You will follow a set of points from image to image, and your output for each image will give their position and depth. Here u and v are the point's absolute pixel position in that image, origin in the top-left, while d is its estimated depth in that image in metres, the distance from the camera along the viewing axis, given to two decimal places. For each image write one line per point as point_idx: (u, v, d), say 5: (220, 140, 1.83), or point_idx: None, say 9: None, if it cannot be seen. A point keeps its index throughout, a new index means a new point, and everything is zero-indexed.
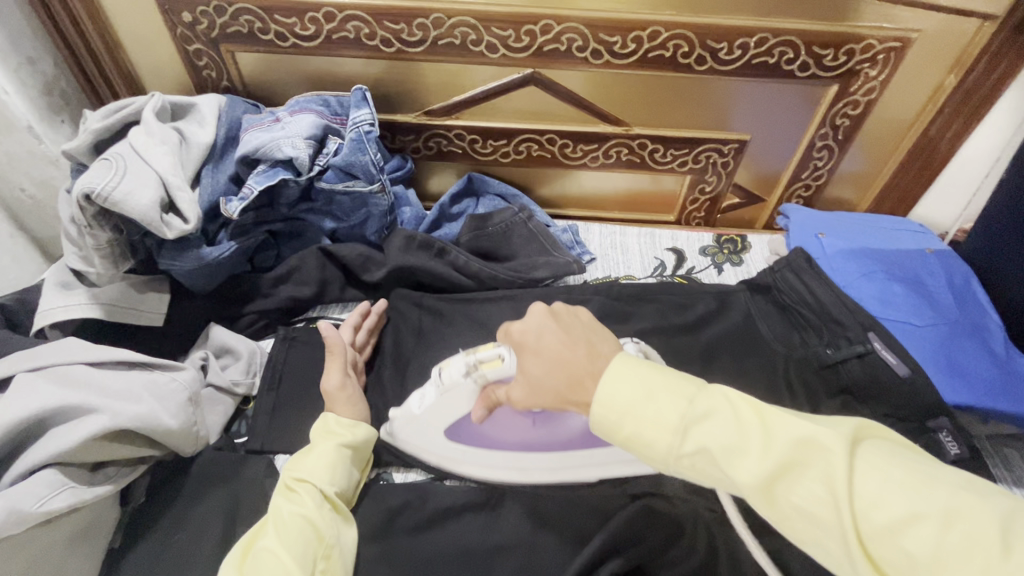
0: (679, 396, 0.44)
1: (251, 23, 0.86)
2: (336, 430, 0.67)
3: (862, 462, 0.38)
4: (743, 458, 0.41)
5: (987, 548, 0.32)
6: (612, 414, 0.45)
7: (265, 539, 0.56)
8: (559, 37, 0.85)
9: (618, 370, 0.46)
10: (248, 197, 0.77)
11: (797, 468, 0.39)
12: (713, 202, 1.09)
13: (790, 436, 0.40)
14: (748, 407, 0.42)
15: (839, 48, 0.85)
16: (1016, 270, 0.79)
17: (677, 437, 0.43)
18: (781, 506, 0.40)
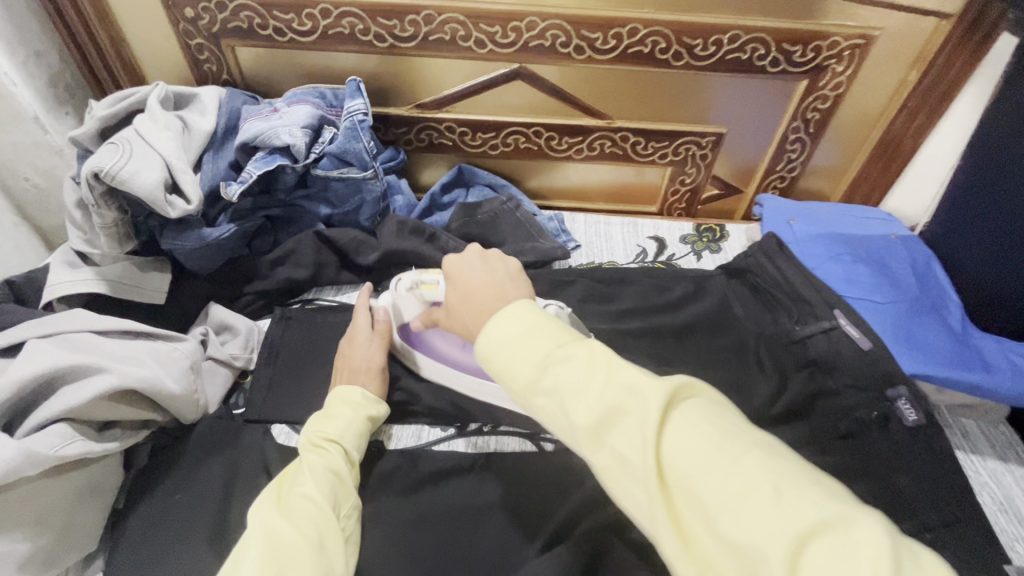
0: (551, 339, 0.45)
1: (251, 18, 0.90)
2: (361, 402, 0.70)
3: (682, 418, 0.40)
4: (583, 400, 0.42)
5: (761, 498, 0.36)
6: (491, 351, 0.46)
7: (302, 489, 0.58)
8: (544, 33, 0.90)
9: (512, 312, 0.47)
10: (248, 180, 0.81)
11: (624, 416, 0.41)
12: (693, 194, 1.14)
13: (625, 384, 0.41)
14: (605, 358, 0.43)
15: (807, 45, 0.90)
16: (973, 252, 0.84)
17: (539, 373, 0.44)
18: (603, 451, 0.41)
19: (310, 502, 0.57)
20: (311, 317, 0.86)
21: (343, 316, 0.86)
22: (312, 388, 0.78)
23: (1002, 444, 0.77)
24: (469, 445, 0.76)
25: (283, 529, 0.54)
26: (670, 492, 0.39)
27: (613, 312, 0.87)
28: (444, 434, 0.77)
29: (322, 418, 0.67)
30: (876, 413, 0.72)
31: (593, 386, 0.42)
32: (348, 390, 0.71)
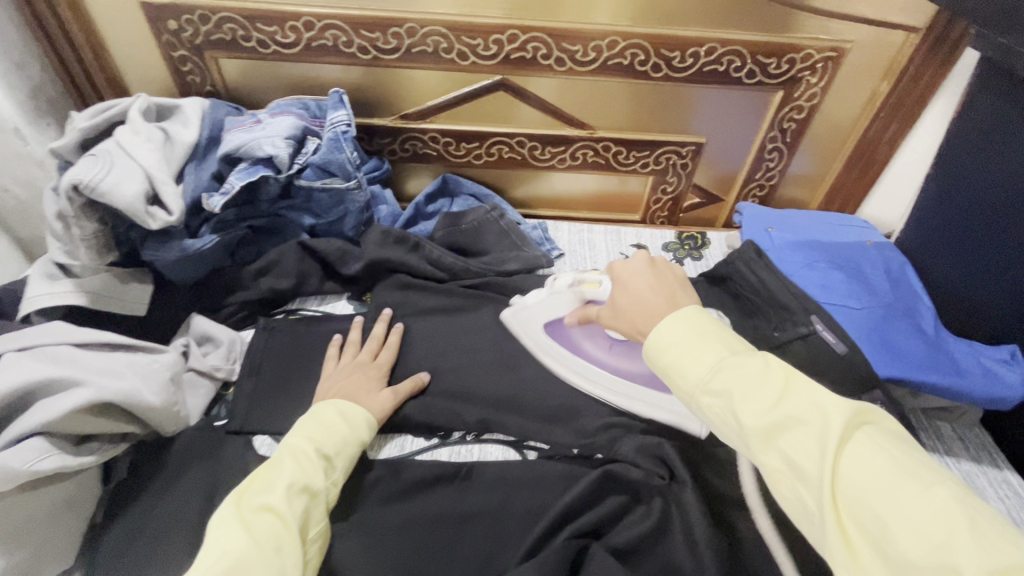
0: (724, 345, 0.49)
1: (234, 31, 0.91)
2: (353, 423, 0.69)
3: (862, 442, 0.40)
4: (753, 404, 0.44)
5: (951, 528, 0.35)
6: (661, 347, 0.50)
7: (267, 498, 0.54)
8: (525, 45, 0.92)
9: (679, 316, 0.51)
10: (230, 192, 0.81)
11: (797, 426, 0.42)
12: (675, 202, 1.16)
13: (801, 398, 0.43)
14: (784, 370, 0.45)
15: (781, 57, 0.93)
16: (944, 258, 0.86)
17: (707, 373, 0.47)
18: (771, 456, 0.42)
19: (275, 510, 0.53)
20: (294, 328, 0.86)
21: (327, 326, 0.86)
22: (295, 398, 0.78)
23: (976, 446, 0.78)
24: (453, 453, 0.77)
25: (237, 534, 0.49)
26: (842, 510, 0.39)
27: None
28: (427, 443, 0.77)
29: (318, 427, 0.65)
30: None
31: (769, 392, 0.44)
32: (352, 407, 0.71)
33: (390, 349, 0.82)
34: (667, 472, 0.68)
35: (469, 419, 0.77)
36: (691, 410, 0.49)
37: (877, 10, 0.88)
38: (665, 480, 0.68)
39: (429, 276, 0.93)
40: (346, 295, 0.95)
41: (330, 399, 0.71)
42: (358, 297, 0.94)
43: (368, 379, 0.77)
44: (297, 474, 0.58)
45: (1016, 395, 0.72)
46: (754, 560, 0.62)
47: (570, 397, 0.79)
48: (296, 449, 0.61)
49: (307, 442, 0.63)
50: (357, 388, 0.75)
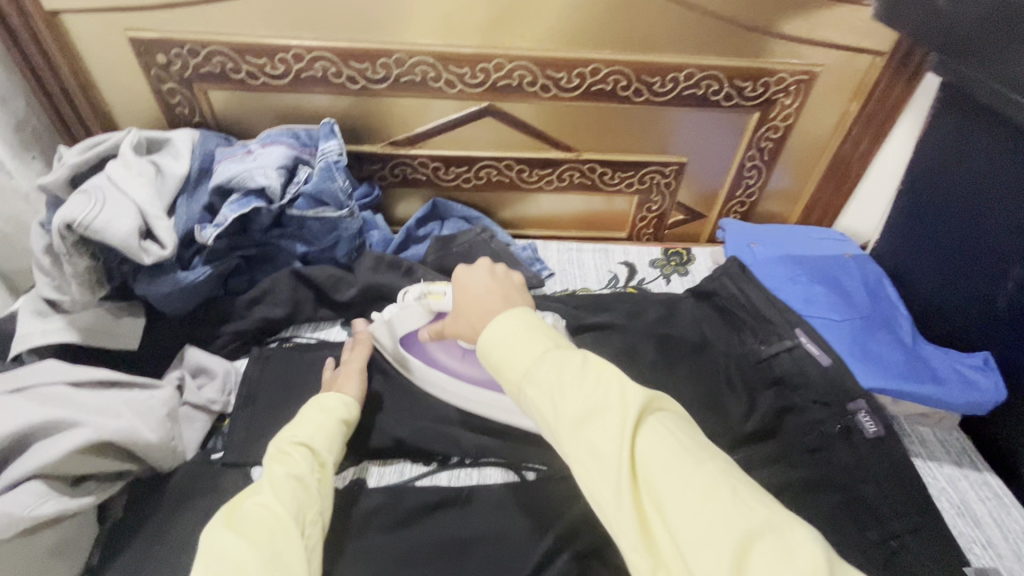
0: (548, 340, 0.52)
1: (224, 63, 0.92)
2: (334, 407, 0.72)
3: (651, 427, 0.46)
4: (567, 395, 0.48)
5: (720, 500, 0.42)
6: (493, 346, 0.53)
7: (256, 498, 0.59)
8: (511, 73, 0.95)
9: (509, 315, 0.54)
10: (222, 224, 0.82)
11: (602, 417, 0.47)
12: (660, 219, 1.19)
13: (608, 388, 0.48)
14: (593, 364, 0.50)
15: (756, 81, 0.97)
16: (916, 268, 0.90)
17: (531, 367, 0.51)
18: (579, 446, 0.47)
19: (266, 506, 0.58)
20: (289, 357, 0.86)
21: (322, 353, 0.87)
22: None
23: (956, 450, 0.81)
24: (452, 478, 0.77)
25: (231, 536, 0.54)
26: (637, 489, 0.45)
27: (588, 338, 0.90)
28: (426, 469, 0.78)
29: (294, 426, 0.69)
30: (838, 426, 0.76)
31: (579, 385, 0.48)
32: (328, 398, 0.73)
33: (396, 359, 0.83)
34: None
35: (469, 443, 0.77)
36: (516, 400, 0.52)
37: (844, 36, 0.92)
38: None
39: None
40: (341, 321, 0.95)
41: (314, 394, 0.74)
42: (352, 323, 0.94)
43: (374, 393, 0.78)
44: (283, 471, 0.62)
45: (988, 399, 0.74)
46: None
47: None
48: (274, 451, 0.65)
49: (283, 442, 0.66)
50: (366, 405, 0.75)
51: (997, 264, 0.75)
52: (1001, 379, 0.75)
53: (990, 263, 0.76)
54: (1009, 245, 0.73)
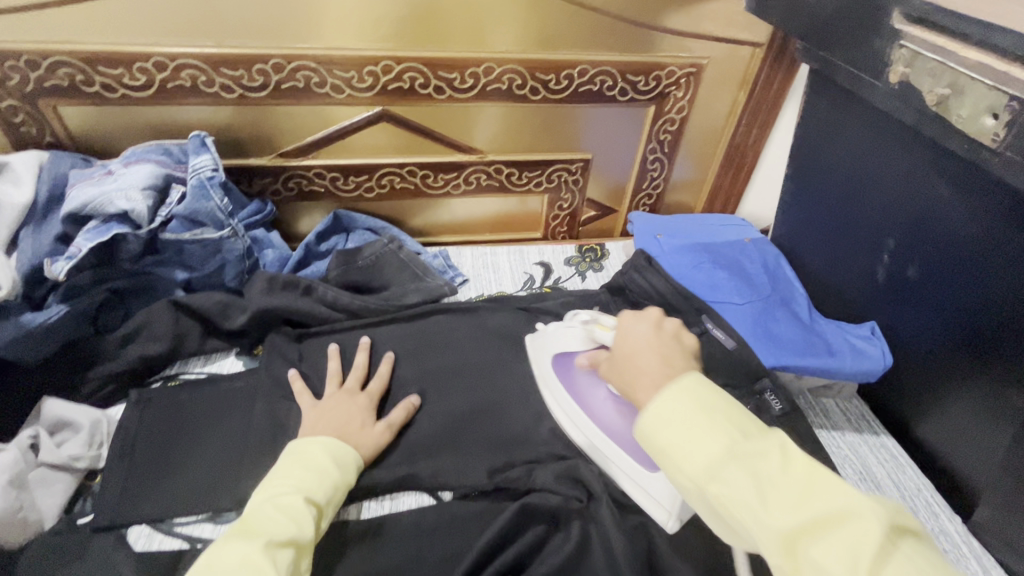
0: (731, 426, 0.46)
1: (72, 76, 0.82)
2: (340, 463, 0.66)
3: (898, 564, 0.38)
4: (771, 506, 0.41)
5: None
6: (666, 428, 0.47)
7: (246, 550, 0.52)
8: (401, 76, 0.91)
9: (677, 392, 0.49)
10: (77, 255, 0.73)
11: (835, 534, 0.39)
12: (572, 216, 1.19)
13: (830, 502, 0.40)
14: (805, 462, 0.43)
15: (648, 75, 0.98)
16: (808, 248, 0.94)
17: (716, 462, 0.44)
18: (802, 567, 0.39)
19: (257, 564, 0.51)
20: (173, 398, 0.77)
21: (211, 389, 0.79)
22: (178, 478, 0.70)
23: (855, 417, 0.85)
24: (362, 510, 0.72)
25: None
26: None
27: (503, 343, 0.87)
28: None
29: (308, 472, 0.63)
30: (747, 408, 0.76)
31: (790, 490, 0.42)
32: (341, 446, 0.68)
33: (381, 377, 0.79)
34: (583, 492, 0.68)
35: (380, 471, 0.72)
36: (693, 496, 0.46)
37: (724, 29, 0.95)
38: (583, 502, 0.68)
39: (324, 318, 0.87)
40: (235, 351, 0.87)
41: (318, 436, 0.68)
42: (248, 351, 0.86)
43: (356, 413, 0.73)
44: (280, 527, 0.56)
45: (878, 365, 0.78)
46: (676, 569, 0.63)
47: (483, 427, 0.77)
48: (280, 501, 0.59)
49: (292, 493, 0.60)
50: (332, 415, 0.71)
51: (875, 238, 0.79)
52: (886, 347, 0.79)
53: (869, 237, 0.80)
54: (882, 220, 0.77)
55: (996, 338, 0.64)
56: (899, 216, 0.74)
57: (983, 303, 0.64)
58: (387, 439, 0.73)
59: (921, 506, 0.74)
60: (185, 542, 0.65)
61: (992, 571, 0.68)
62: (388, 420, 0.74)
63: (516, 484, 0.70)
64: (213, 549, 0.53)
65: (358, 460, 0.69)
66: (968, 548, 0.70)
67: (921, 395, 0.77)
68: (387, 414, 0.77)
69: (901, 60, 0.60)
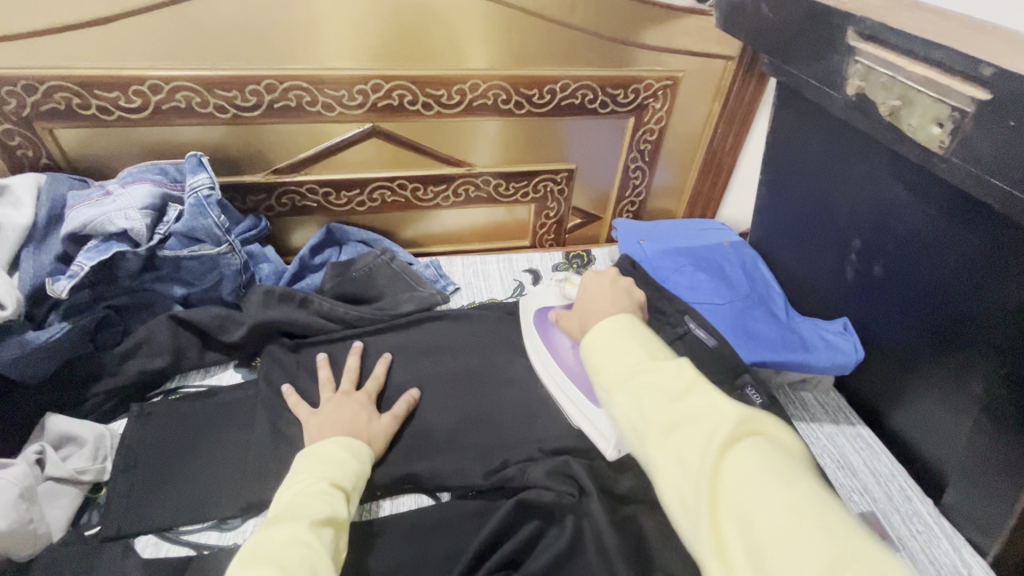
0: (644, 349, 0.57)
1: (69, 99, 0.85)
2: (357, 456, 0.69)
3: (747, 451, 0.46)
4: (657, 402, 0.51)
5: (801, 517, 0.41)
6: (595, 348, 0.59)
7: (290, 531, 0.55)
8: (390, 94, 0.94)
9: (609, 324, 0.60)
10: (79, 274, 0.75)
11: (695, 430, 0.48)
12: (559, 224, 1.22)
13: (699, 402, 0.50)
14: (691, 378, 0.53)
15: (627, 88, 1.03)
16: (783, 250, 0.99)
17: (626, 372, 0.55)
18: (665, 453, 0.48)
19: (305, 543, 0.54)
20: (175, 410, 0.79)
21: (211, 401, 0.81)
22: (183, 487, 0.72)
23: (833, 409, 0.89)
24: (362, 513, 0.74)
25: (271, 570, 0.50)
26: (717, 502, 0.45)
27: (496, 348, 0.90)
28: None
29: (330, 463, 0.65)
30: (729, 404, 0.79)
31: (674, 397, 0.51)
32: (356, 442, 0.70)
33: (377, 377, 0.82)
34: (575, 488, 0.71)
35: (379, 475, 0.74)
36: (609, 403, 0.56)
37: (697, 44, 1.00)
38: (574, 496, 0.70)
39: (320, 328, 0.90)
40: (234, 363, 0.89)
41: (335, 436, 0.70)
42: (246, 363, 0.88)
43: (360, 410, 0.76)
44: (317, 509, 0.58)
45: (851, 359, 0.82)
46: (665, 557, 0.66)
47: (477, 430, 0.80)
48: (311, 489, 0.61)
49: (321, 481, 0.62)
50: (330, 419, 0.73)
51: (843, 238, 0.84)
52: (859, 341, 0.84)
53: (838, 238, 0.85)
54: (849, 221, 0.82)
55: (953, 329, 0.68)
56: (864, 218, 0.79)
57: (941, 296, 0.69)
58: (394, 429, 0.77)
59: (895, 492, 0.78)
60: (191, 549, 0.67)
61: (963, 549, 0.72)
62: (392, 412, 0.78)
63: (512, 482, 0.73)
64: (256, 537, 0.55)
65: (371, 452, 0.72)
66: (940, 528, 0.74)
67: (893, 387, 0.82)
68: (389, 407, 0.81)
69: (856, 74, 0.65)
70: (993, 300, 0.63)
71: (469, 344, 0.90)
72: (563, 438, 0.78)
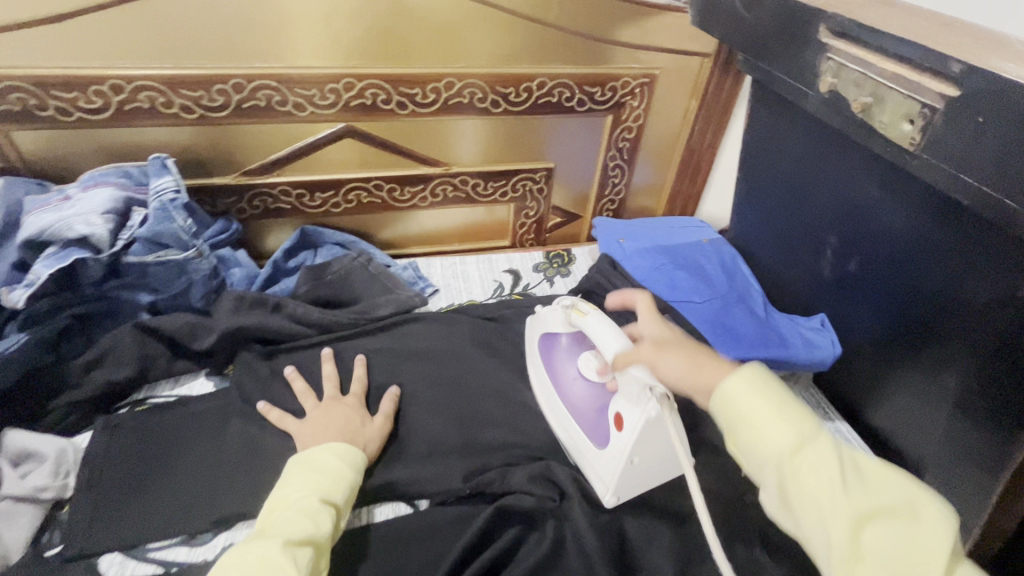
0: (799, 420, 0.52)
1: (24, 100, 0.81)
2: (347, 463, 0.67)
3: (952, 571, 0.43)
4: (842, 491, 0.47)
5: None
6: (742, 408, 0.53)
7: (265, 552, 0.55)
8: (363, 92, 0.92)
9: (756, 381, 0.54)
10: (36, 281, 0.73)
11: (895, 526, 0.45)
12: (539, 223, 1.21)
13: (895, 497, 0.47)
14: (860, 461, 0.50)
15: (604, 86, 1.02)
16: (761, 247, 0.99)
17: (786, 450, 0.50)
18: (858, 543, 0.46)
19: (277, 564, 0.53)
20: (142, 423, 0.77)
21: (182, 412, 0.78)
22: (151, 503, 0.69)
23: (812, 405, 0.89)
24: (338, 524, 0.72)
25: None
26: None
27: (476, 351, 0.89)
28: None
29: (322, 475, 0.64)
30: None
31: (856, 483, 0.48)
32: (350, 450, 0.69)
33: (361, 379, 0.81)
34: (555, 492, 0.71)
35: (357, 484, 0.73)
36: (763, 474, 0.51)
37: (674, 41, 1.00)
38: (555, 500, 0.69)
39: (294, 334, 0.88)
40: (204, 372, 0.86)
41: (326, 442, 0.69)
42: (218, 371, 0.86)
43: (351, 414, 0.75)
44: (298, 527, 0.58)
45: (829, 355, 0.83)
46: (647, 560, 0.65)
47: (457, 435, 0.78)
48: (296, 505, 0.60)
49: (308, 495, 0.62)
50: (321, 426, 0.72)
51: (819, 235, 0.84)
52: (836, 337, 0.84)
53: (814, 235, 0.85)
54: (824, 218, 0.82)
55: (928, 326, 0.69)
56: (839, 214, 0.79)
57: (916, 292, 0.69)
58: (388, 429, 0.76)
59: None
60: (159, 567, 0.65)
61: None
62: (382, 413, 0.77)
63: (491, 487, 0.72)
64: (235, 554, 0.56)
65: (365, 457, 0.71)
66: None
67: (870, 382, 0.82)
68: (377, 407, 0.80)
69: (829, 71, 0.64)
70: (984, 313, 0.61)
71: (449, 348, 0.88)
72: (544, 440, 0.78)
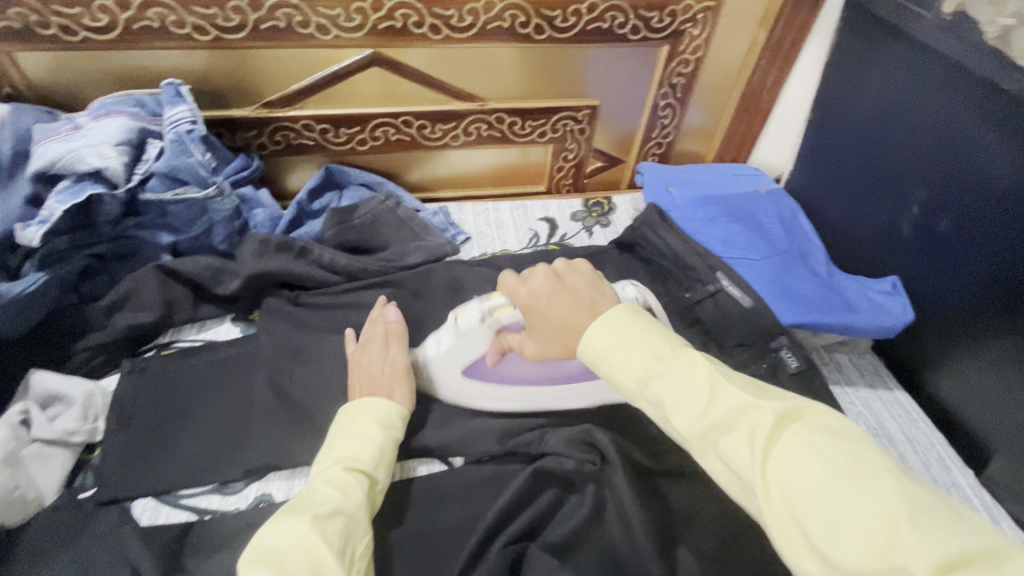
0: (652, 350, 0.47)
1: (25, 16, 0.74)
2: (379, 426, 0.62)
3: (791, 456, 0.39)
4: (683, 411, 0.43)
5: (879, 518, 0.35)
6: (593, 356, 0.49)
7: (291, 523, 0.49)
8: (392, 13, 0.82)
9: (603, 323, 0.49)
10: (49, 219, 0.69)
11: (732, 430, 0.42)
12: (577, 167, 1.12)
13: (733, 403, 0.42)
14: (707, 368, 0.45)
15: (662, 10, 0.90)
16: (827, 199, 0.90)
17: (640, 384, 0.46)
18: (712, 459, 0.43)
19: (306, 540, 0.48)
20: (169, 367, 0.74)
21: (207, 358, 0.75)
22: (181, 449, 0.68)
23: (870, 372, 0.82)
24: None
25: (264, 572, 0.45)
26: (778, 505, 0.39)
27: None
28: None
29: (350, 441, 0.60)
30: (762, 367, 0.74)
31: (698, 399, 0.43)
32: (386, 409, 0.64)
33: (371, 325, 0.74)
34: (596, 456, 0.66)
35: None
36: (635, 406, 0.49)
37: None
38: (596, 465, 0.66)
39: (321, 281, 0.83)
40: (230, 317, 0.82)
41: (358, 401, 0.65)
42: (244, 317, 0.82)
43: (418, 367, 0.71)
44: (329, 498, 0.52)
45: (898, 322, 0.75)
46: (690, 531, 0.62)
47: None
48: (321, 476, 0.55)
49: (337, 463, 0.57)
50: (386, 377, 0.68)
51: (903, 187, 0.75)
52: (908, 303, 0.76)
53: (897, 187, 0.76)
54: (916, 167, 0.72)
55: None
56: (936, 162, 0.69)
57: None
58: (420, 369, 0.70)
59: (933, 461, 0.72)
60: (193, 514, 0.64)
61: (1004, 522, 0.67)
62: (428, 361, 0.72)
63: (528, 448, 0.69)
64: (265, 526, 0.50)
65: (404, 412, 0.65)
66: (979, 500, 0.69)
67: (940, 351, 0.75)
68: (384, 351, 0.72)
69: None
70: None
71: None
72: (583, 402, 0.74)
